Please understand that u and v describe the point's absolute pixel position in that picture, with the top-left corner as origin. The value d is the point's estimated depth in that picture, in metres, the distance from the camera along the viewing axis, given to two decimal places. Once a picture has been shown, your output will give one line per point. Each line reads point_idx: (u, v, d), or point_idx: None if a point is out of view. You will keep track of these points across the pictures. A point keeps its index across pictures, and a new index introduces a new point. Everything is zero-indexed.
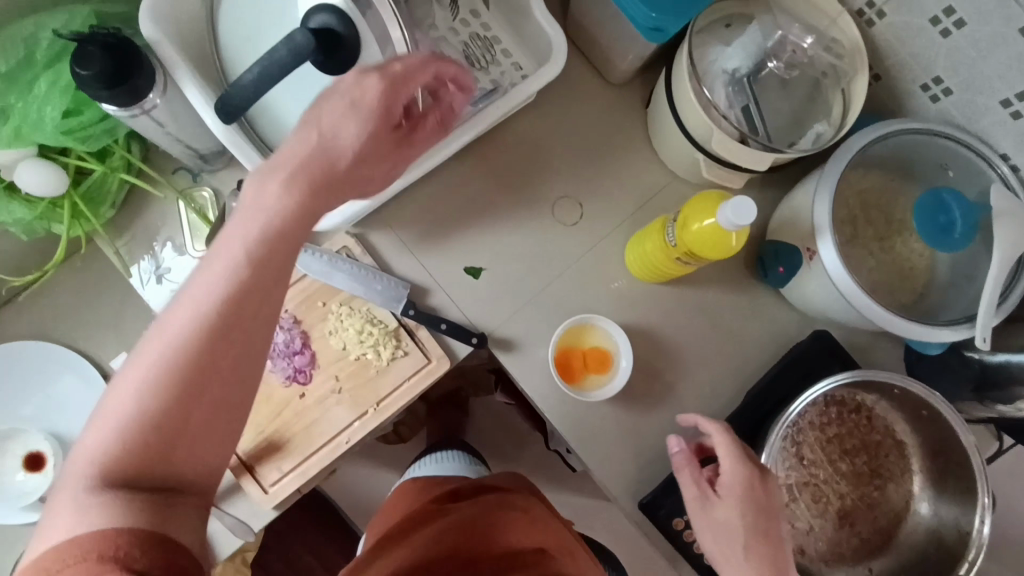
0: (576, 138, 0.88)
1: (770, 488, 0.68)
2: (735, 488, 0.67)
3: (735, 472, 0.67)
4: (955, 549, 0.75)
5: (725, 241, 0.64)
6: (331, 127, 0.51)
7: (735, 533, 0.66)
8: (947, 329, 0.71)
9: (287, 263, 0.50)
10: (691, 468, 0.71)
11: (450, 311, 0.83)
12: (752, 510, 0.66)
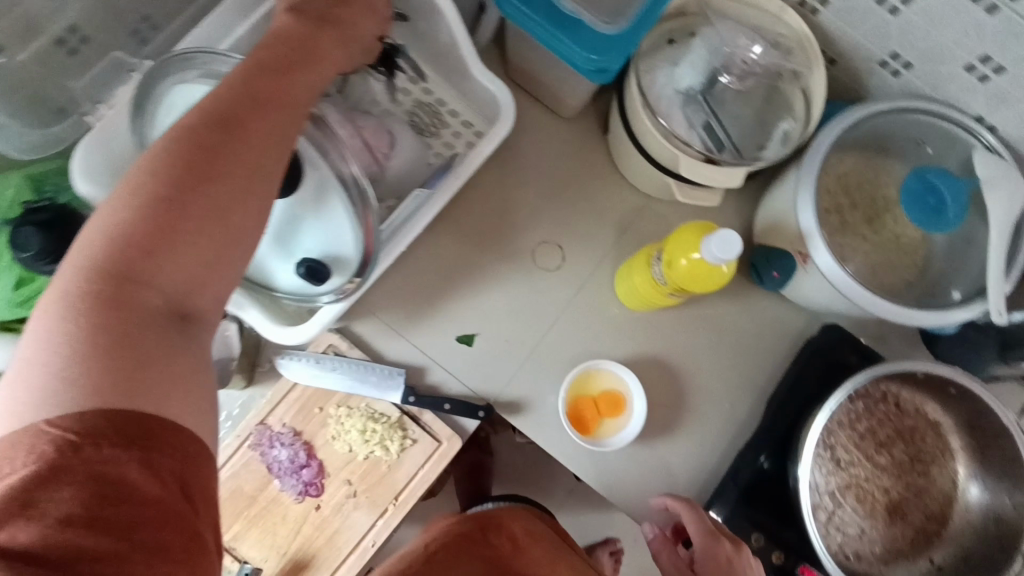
0: (541, 179, 0.85)
1: (742, 558, 0.69)
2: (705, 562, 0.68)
3: (704, 549, 0.69)
4: (1013, 526, 0.72)
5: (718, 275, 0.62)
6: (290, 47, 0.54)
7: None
8: (959, 310, 0.70)
9: (225, 100, 0.48)
10: (666, 549, 0.72)
11: (451, 385, 0.80)
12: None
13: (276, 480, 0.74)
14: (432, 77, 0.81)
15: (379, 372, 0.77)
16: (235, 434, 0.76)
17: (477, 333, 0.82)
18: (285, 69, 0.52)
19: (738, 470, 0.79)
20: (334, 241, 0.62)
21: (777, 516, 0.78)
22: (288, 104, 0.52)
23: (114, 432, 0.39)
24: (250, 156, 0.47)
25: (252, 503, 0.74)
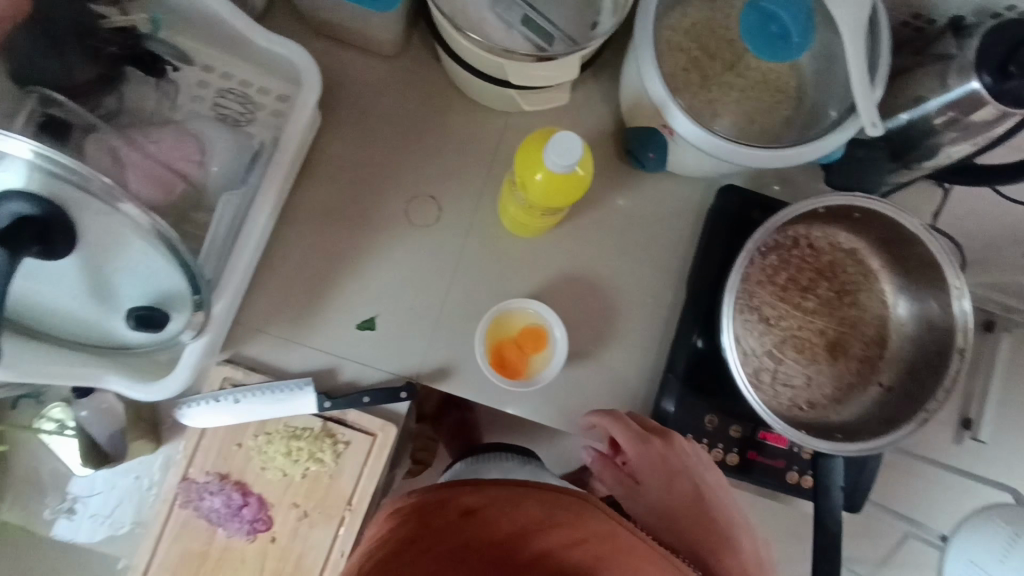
0: (389, 132, 0.79)
1: (676, 449, 0.67)
2: (640, 463, 0.67)
3: (638, 453, 0.67)
4: (945, 326, 0.70)
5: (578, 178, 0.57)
6: None
7: (666, 510, 0.66)
8: (837, 131, 0.65)
9: None
10: (608, 467, 0.71)
11: (368, 375, 0.77)
12: (665, 479, 0.66)
13: (220, 528, 0.71)
14: (228, 61, 0.73)
15: (284, 388, 0.72)
16: (162, 499, 0.72)
17: (376, 315, 0.77)
18: None
19: (675, 361, 0.77)
20: (157, 278, 0.57)
21: (725, 391, 0.77)
22: None
23: None
24: None
25: (206, 558, 0.72)
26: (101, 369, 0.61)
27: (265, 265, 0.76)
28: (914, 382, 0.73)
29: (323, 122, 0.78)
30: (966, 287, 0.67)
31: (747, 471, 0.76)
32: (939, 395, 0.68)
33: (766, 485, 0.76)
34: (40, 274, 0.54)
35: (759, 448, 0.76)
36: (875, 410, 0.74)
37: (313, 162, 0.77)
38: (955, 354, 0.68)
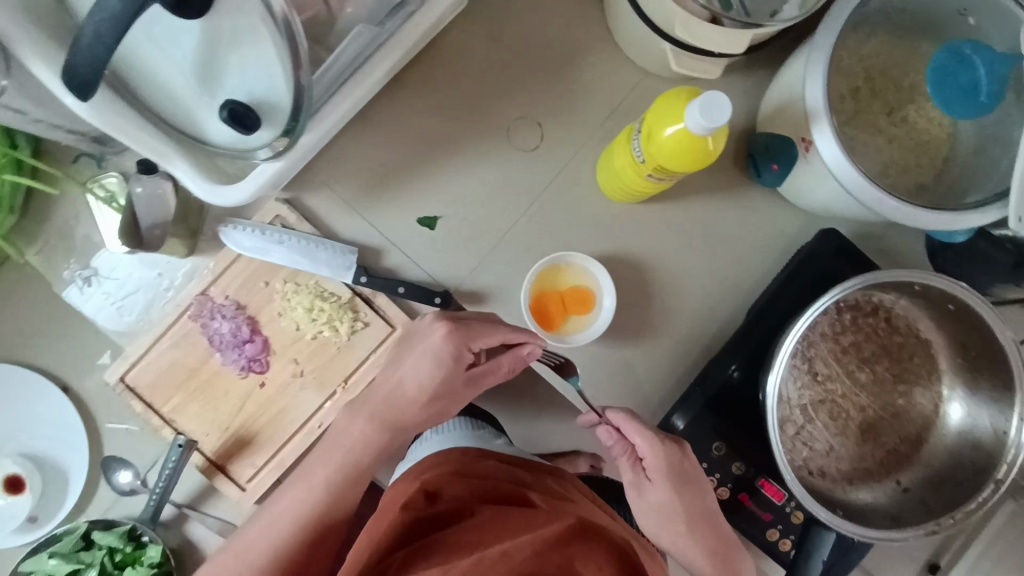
0: (523, 44, 0.76)
1: (689, 463, 0.65)
2: (661, 471, 0.64)
3: (665, 467, 0.64)
4: (993, 452, 0.67)
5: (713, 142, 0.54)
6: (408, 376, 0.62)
7: (676, 512, 0.64)
8: (977, 213, 0.60)
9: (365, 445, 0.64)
10: (627, 452, 0.67)
11: (409, 270, 0.75)
12: (682, 496, 0.64)
13: (217, 354, 0.71)
14: None
15: (329, 247, 0.71)
16: (175, 303, 0.71)
17: (440, 216, 0.76)
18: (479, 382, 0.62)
19: (707, 377, 0.74)
20: (262, 81, 0.55)
21: (743, 426, 0.74)
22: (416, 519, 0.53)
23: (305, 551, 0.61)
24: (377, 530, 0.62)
25: (193, 377, 0.71)
26: None
27: (354, 124, 0.74)
28: (934, 493, 0.70)
29: (464, 10, 0.75)
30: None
31: (732, 510, 0.74)
32: (958, 515, 0.65)
33: (745, 531, 0.74)
34: (155, 28, 0.51)
35: (753, 493, 0.74)
36: (883, 503, 0.71)
37: (439, 44, 0.75)
38: (990, 483, 0.65)
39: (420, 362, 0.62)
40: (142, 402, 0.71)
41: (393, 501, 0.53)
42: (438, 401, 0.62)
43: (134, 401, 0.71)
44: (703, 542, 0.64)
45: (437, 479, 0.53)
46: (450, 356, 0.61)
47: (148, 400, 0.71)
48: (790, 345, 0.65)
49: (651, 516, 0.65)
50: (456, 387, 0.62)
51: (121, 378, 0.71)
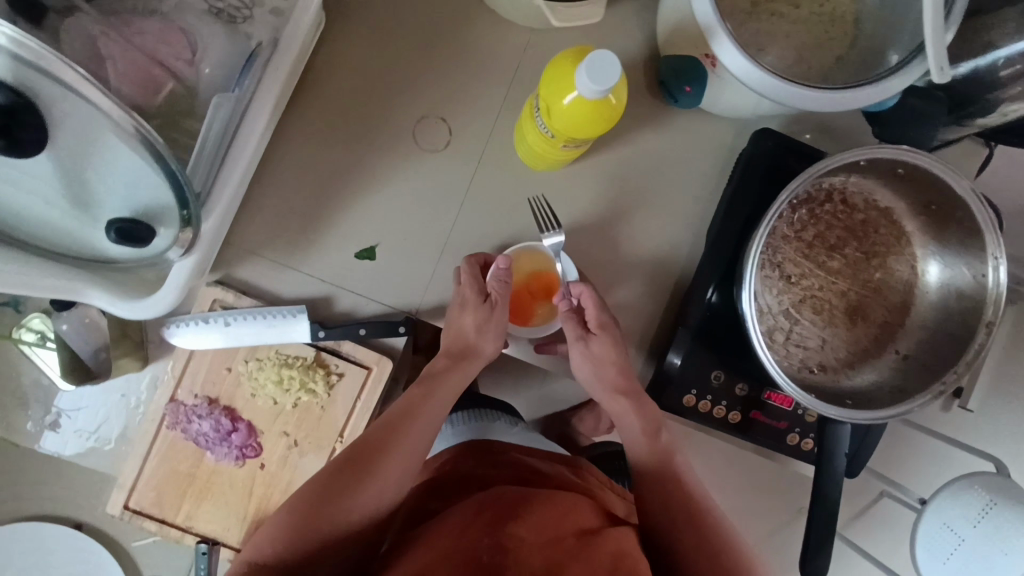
0: (398, 42, 0.72)
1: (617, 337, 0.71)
2: (606, 340, 0.70)
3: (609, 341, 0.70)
4: (976, 299, 0.67)
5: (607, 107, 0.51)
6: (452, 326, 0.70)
7: (613, 365, 0.70)
8: (897, 77, 0.58)
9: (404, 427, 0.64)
10: (572, 321, 0.70)
11: (364, 308, 0.73)
12: (607, 364, 0.70)
13: (208, 452, 0.70)
14: None
15: (277, 313, 0.69)
16: (148, 418, 0.70)
17: (377, 244, 0.73)
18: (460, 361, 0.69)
19: (687, 314, 0.73)
20: (139, 188, 0.52)
21: (735, 349, 0.74)
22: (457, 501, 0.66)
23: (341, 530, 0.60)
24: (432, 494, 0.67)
25: (192, 481, 0.71)
26: (82, 283, 0.56)
27: (258, 182, 0.71)
28: (932, 352, 0.70)
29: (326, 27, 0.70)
30: (1005, 258, 0.63)
31: (747, 430, 0.75)
32: (959, 370, 0.66)
33: (764, 444, 0.75)
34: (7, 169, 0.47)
35: (762, 407, 0.75)
36: (886, 378, 0.72)
37: (313, 71, 0.71)
38: (983, 329, 0.65)
39: (469, 312, 0.68)
40: (154, 521, 0.71)
41: (405, 458, 0.63)
42: (495, 331, 0.69)
43: (146, 522, 0.71)
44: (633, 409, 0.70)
45: (430, 405, 0.66)
46: (478, 282, 0.68)
47: (159, 517, 0.71)
48: (754, 263, 0.64)
49: (588, 372, 0.71)
50: (493, 319, 0.68)
51: (124, 506, 0.70)
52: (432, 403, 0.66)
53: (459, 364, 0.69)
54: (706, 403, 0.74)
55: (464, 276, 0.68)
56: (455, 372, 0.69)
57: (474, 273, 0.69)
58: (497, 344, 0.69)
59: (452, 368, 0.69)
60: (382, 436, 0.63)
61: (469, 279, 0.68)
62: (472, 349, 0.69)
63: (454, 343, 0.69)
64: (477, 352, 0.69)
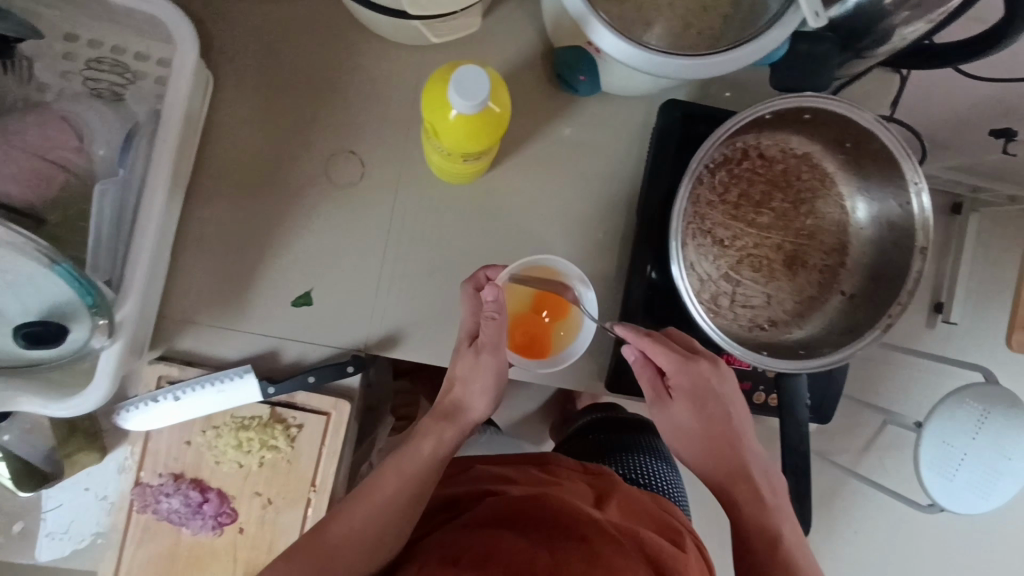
0: (293, 84, 0.71)
1: (714, 372, 0.65)
2: (683, 392, 0.65)
3: (682, 379, 0.64)
4: (906, 228, 0.67)
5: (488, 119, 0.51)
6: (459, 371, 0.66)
7: (697, 429, 0.65)
8: (776, 28, 0.58)
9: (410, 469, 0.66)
10: (647, 375, 0.66)
11: (312, 353, 0.73)
12: (701, 414, 0.65)
13: (185, 527, 0.70)
14: (94, 27, 0.64)
15: (224, 378, 0.69)
16: (118, 506, 0.70)
17: (311, 289, 0.73)
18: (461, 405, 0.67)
19: (630, 295, 0.73)
20: (38, 289, 0.51)
21: (685, 322, 0.74)
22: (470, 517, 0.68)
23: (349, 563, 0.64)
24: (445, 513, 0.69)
25: (175, 558, 0.71)
26: (16, 391, 0.57)
27: (180, 250, 0.70)
28: (875, 287, 0.70)
29: (216, 84, 0.70)
30: (927, 183, 0.64)
31: None
32: (903, 301, 0.66)
33: None
34: None
35: None
36: (836, 320, 0.72)
37: (213, 130, 0.70)
38: (918, 257, 0.66)
39: (464, 359, 0.66)
40: None
41: (394, 523, 0.63)
42: (482, 382, 0.65)
43: None
44: (722, 461, 0.65)
45: (407, 472, 0.65)
46: (475, 315, 0.66)
47: None
48: (678, 238, 0.63)
49: (688, 424, 0.65)
50: (480, 362, 0.64)
51: None
52: (411, 463, 0.66)
53: (444, 426, 0.67)
54: None
55: (464, 307, 0.66)
56: (444, 434, 0.67)
57: (473, 304, 0.65)
58: (484, 403, 0.66)
59: (433, 429, 0.67)
60: (360, 509, 0.64)
61: (470, 309, 0.65)
62: (465, 408, 0.67)
63: (446, 406, 0.67)
64: (467, 412, 0.67)
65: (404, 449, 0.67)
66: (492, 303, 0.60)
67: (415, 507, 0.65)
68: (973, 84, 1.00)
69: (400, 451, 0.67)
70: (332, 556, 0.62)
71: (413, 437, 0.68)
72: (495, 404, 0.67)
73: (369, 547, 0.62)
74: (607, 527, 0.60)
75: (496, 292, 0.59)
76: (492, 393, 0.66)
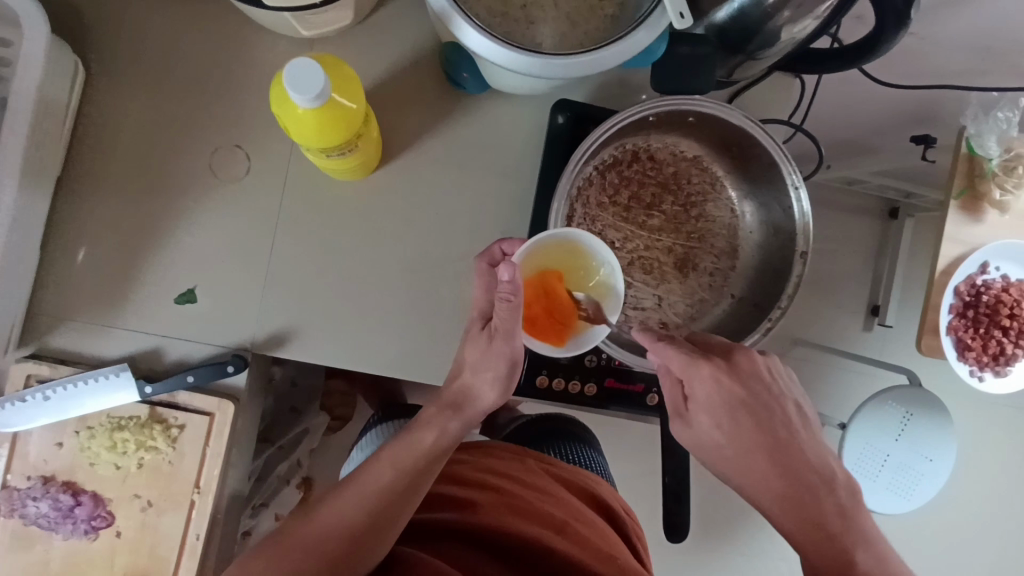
0: (178, 79, 0.72)
1: (744, 374, 0.60)
2: (704, 403, 0.60)
3: (707, 387, 0.60)
4: (787, 228, 0.69)
5: (331, 119, 0.52)
6: (470, 361, 0.66)
7: (735, 417, 0.60)
8: (643, 28, 0.57)
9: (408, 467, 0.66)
10: (670, 378, 0.63)
11: (195, 353, 0.72)
12: (734, 421, 0.60)
13: (55, 532, 0.69)
14: None
15: (96, 377, 0.67)
16: None
17: (195, 287, 0.72)
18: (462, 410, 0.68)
19: None
20: None
21: None
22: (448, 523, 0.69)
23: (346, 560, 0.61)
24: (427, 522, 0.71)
25: (48, 562, 0.69)
26: None
27: (60, 245, 0.70)
28: (761, 289, 0.71)
29: (99, 78, 0.71)
30: (804, 185, 0.65)
31: (607, 398, 0.76)
32: (783, 302, 0.66)
33: (626, 409, 0.77)
34: None
35: (616, 373, 0.76)
36: (725, 322, 0.72)
37: (95, 124, 0.71)
38: (798, 258, 0.66)
39: (475, 342, 0.66)
40: None
41: (391, 510, 0.63)
42: (493, 370, 0.65)
43: None
44: (766, 471, 0.59)
45: (405, 462, 0.66)
46: (487, 292, 0.67)
47: None
48: (548, 235, 0.63)
49: (716, 437, 0.60)
50: (492, 347, 0.64)
51: None
52: (411, 454, 0.66)
53: (449, 415, 0.68)
54: (560, 380, 0.75)
55: (475, 285, 0.67)
56: (449, 424, 0.68)
57: (486, 279, 0.67)
58: (494, 391, 0.67)
59: (437, 419, 0.68)
60: (352, 494, 0.64)
61: (482, 286, 0.67)
62: (473, 395, 0.68)
63: (454, 393, 0.68)
64: (472, 402, 0.68)
65: (400, 438, 0.68)
66: (507, 284, 0.58)
67: (408, 498, 0.65)
68: (886, 91, 1.01)
69: (402, 438, 0.68)
70: (314, 551, 0.60)
71: (417, 425, 0.68)
72: (506, 393, 0.68)
73: (356, 536, 0.61)
74: (545, 536, 0.67)
75: (511, 272, 0.57)
76: (503, 381, 0.66)
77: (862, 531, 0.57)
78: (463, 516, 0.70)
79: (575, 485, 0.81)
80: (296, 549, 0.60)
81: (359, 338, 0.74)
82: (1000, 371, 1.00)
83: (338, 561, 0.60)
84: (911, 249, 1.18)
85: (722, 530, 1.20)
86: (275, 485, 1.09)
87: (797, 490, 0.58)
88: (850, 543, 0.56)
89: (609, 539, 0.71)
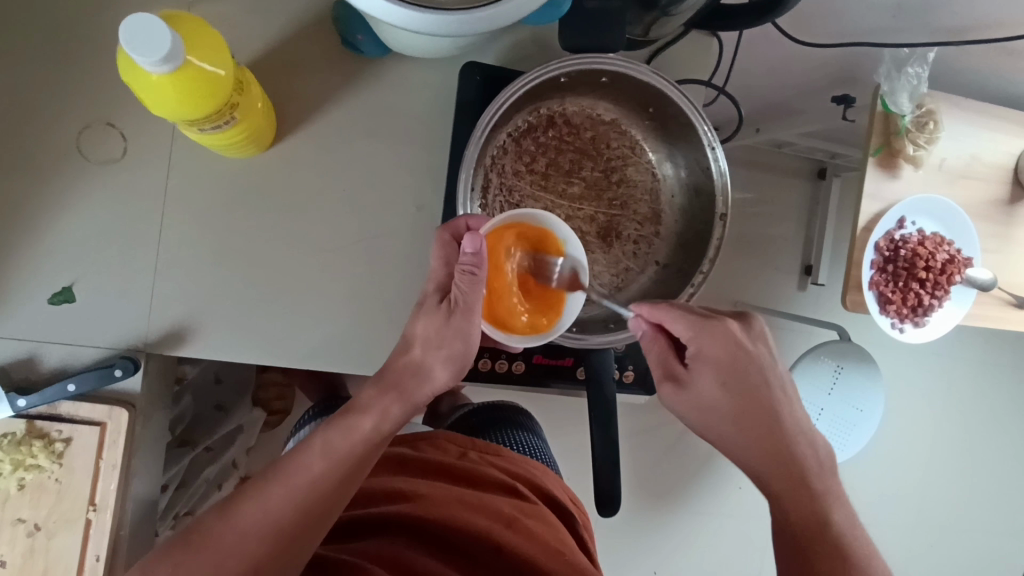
0: (34, 50, 0.64)
1: (757, 337, 0.61)
2: (712, 362, 0.59)
3: (720, 349, 0.59)
4: (707, 191, 0.67)
5: (188, 83, 0.46)
6: (419, 335, 0.60)
7: (731, 385, 0.59)
8: None
9: (350, 454, 0.58)
10: (660, 345, 0.62)
11: (77, 357, 0.65)
12: (738, 385, 0.59)
13: None
14: None
15: None
16: None
17: (72, 284, 0.64)
18: (411, 399, 0.59)
19: None
20: None
21: None
22: (393, 522, 0.68)
23: (292, 545, 0.56)
24: (372, 525, 0.68)
25: None
26: None
27: None
28: (684, 256, 0.70)
29: None
30: (720, 145, 0.63)
31: (533, 376, 0.75)
32: (705, 266, 0.65)
33: (555, 386, 0.76)
34: None
35: (541, 350, 0.75)
36: (652, 291, 0.71)
37: None
38: (718, 222, 0.65)
39: (429, 316, 0.60)
40: None
41: (324, 502, 0.57)
42: (449, 347, 0.58)
43: None
44: (761, 434, 0.59)
45: (341, 449, 0.58)
46: (447, 264, 0.62)
47: None
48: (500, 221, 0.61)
49: (717, 398, 0.60)
50: (449, 324, 0.58)
51: None
52: (349, 439, 0.59)
53: (392, 397, 0.59)
54: (486, 361, 0.73)
55: (434, 254, 0.61)
56: (391, 407, 0.59)
57: (446, 251, 0.61)
58: (447, 370, 0.59)
59: (378, 401, 0.59)
60: (279, 489, 0.56)
61: (441, 258, 0.61)
62: (422, 374, 0.59)
63: (397, 372, 0.59)
64: (420, 382, 0.59)
65: (334, 422, 0.59)
66: (471, 255, 0.54)
67: (345, 486, 0.59)
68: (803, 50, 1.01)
69: (339, 421, 0.59)
70: (237, 553, 0.54)
71: (354, 409, 0.60)
72: (460, 375, 0.60)
73: (286, 536, 0.55)
74: (497, 531, 0.67)
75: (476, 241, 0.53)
76: (457, 361, 0.59)
77: (833, 490, 0.59)
78: (414, 507, 0.69)
79: (521, 477, 0.79)
80: (209, 553, 0.53)
81: (268, 330, 0.69)
82: (920, 321, 1.04)
83: (266, 563, 0.54)
84: (840, 208, 1.20)
85: (669, 497, 1.21)
86: (200, 490, 1.03)
87: (779, 450, 0.59)
88: (826, 502, 0.58)
89: (554, 529, 0.71)
